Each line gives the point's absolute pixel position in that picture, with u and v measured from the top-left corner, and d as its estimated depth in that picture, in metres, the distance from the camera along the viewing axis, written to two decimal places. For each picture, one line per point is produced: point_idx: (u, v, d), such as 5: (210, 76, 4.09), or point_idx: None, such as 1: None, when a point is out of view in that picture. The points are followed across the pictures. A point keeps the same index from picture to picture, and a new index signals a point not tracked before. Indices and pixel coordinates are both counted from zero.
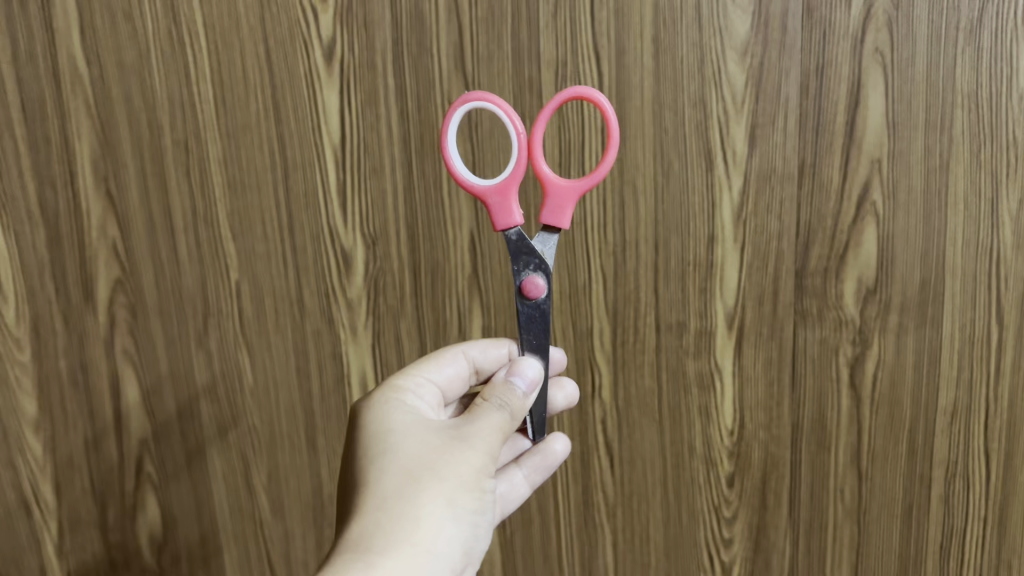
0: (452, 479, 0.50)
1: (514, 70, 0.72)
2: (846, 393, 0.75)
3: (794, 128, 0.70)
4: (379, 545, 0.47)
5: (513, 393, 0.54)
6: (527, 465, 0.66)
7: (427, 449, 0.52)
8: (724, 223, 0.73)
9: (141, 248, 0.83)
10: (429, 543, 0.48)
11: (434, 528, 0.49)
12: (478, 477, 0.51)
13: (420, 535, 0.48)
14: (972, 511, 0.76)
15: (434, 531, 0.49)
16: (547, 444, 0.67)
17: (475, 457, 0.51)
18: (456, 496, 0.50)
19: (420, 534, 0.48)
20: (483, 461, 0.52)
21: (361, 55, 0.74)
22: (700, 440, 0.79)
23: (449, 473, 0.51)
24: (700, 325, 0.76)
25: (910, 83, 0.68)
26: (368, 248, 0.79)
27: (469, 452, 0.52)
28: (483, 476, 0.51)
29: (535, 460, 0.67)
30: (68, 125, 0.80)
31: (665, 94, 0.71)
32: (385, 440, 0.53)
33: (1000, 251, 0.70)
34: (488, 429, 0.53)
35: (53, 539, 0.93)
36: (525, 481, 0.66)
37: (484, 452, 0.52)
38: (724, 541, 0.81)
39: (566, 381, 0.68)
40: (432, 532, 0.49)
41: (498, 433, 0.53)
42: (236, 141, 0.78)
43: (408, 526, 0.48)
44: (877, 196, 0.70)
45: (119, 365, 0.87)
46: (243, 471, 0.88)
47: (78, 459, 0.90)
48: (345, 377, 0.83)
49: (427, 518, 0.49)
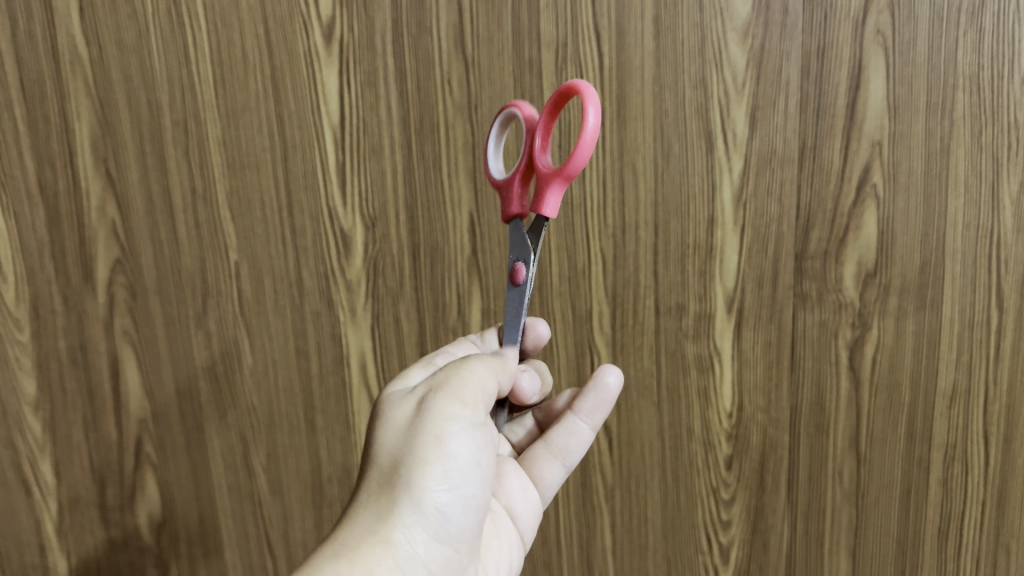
0: (408, 458, 0.51)
1: (514, 50, 0.72)
2: (844, 376, 0.75)
3: (795, 110, 0.70)
4: (341, 542, 0.49)
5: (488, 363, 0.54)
6: (584, 408, 0.65)
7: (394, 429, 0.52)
8: (724, 205, 0.73)
9: (140, 228, 0.83)
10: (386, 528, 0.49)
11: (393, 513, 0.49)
12: (434, 447, 0.51)
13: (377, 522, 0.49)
14: (971, 495, 0.76)
15: (394, 518, 0.49)
16: (597, 382, 0.65)
17: (430, 427, 0.51)
18: (412, 474, 0.50)
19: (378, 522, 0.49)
20: (439, 428, 0.51)
21: (361, 36, 0.74)
22: (699, 423, 0.79)
23: (405, 453, 0.51)
24: (699, 308, 0.76)
25: (911, 65, 0.67)
26: (367, 229, 0.79)
27: (424, 423, 0.51)
28: (440, 444, 0.51)
29: (591, 401, 0.65)
30: (67, 105, 0.80)
31: (666, 76, 0.71)
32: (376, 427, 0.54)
33: (1000, 235, 0.69)
34: (445, 392, 0.52)
35: (53, 519, 0.93)
36: (588, 426, 0.65)
37: (440, 418, 0.51)
38: (722, 523, 0.81)
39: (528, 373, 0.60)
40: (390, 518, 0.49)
41: (456, 392, 0.52)
42: (235, 121, 0.78)
43: (372, 520, 0.49)
44: (878, 178, 0.70)
45: (119, 346, 0.87)
46: (242, 452, 0.88)
47: (78, 439, 0.90)
48: (344, 359, 0.83)
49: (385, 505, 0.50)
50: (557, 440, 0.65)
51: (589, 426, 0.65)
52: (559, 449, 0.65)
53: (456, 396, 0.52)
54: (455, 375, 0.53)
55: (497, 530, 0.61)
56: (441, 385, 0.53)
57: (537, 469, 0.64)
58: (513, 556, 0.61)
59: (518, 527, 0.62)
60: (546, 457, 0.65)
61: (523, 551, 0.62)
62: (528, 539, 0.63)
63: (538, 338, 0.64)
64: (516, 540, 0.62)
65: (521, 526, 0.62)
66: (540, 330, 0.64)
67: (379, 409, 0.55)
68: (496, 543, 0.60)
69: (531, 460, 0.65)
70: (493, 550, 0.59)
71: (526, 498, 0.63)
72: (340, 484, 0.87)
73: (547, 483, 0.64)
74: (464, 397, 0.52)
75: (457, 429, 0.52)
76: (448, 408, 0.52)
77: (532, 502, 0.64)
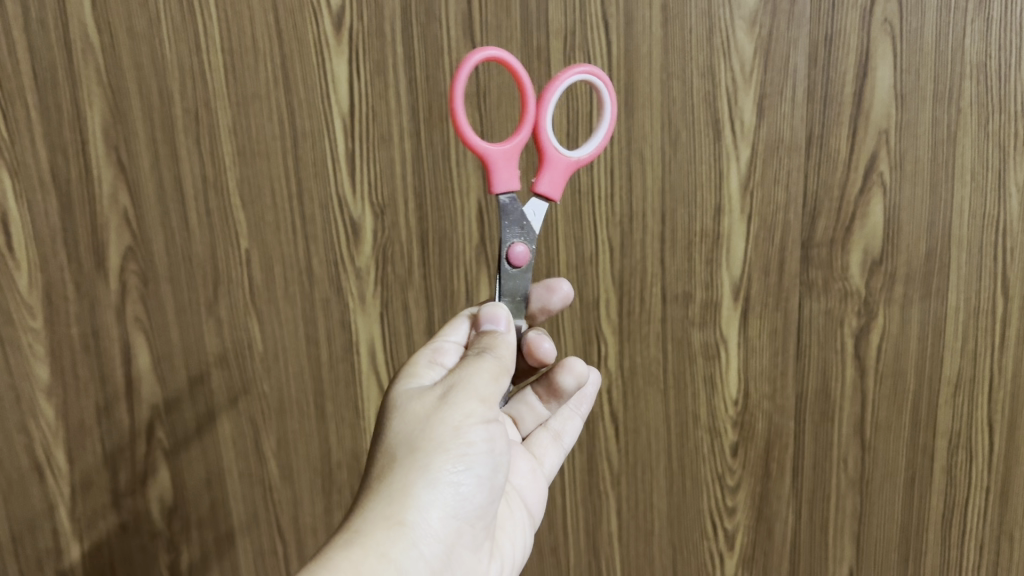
0: (425, 446, 0.51)
1: (523, 38, 0.72)
2: (850, 363, 0.75)
3: (802, 98, 0.70)
4: (358, 526, 0.50)
5: (501, 347, 0.55)
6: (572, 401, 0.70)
7: (408, 423, 0.53)
8: (732, 192, 0.73)
9: (151, 214, 0.83)
10: (405, 510, 0.50)
11: (410, 497, 0.50)
12: (452, 436, 0.52)
13: (395, 506, 0.50)
14: (974, 481, 0.76)
15: (410, 500, 0.50)
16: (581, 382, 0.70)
17: (448, 418, 0.52)
18: (429, 461, 0.51)
19: (395, 504, 0.50)
20: (457, 420, 0.52)
21: (371, 24, 0.74)
22: (705, 411, 0.79)
23: (421, 441, 0.52)
24: (705, 296, 0.76)
25: (920, 53, 0.67)
26: (376, 217, 0.80)
27: (442, 415, 0.52)
28: (459, 434, 0.52)
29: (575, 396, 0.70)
30: (79, 93, 0.81)
31: (674, 63, 0.71)
32: (388, 417, 0.55)
33: (1006, 222, 0.70)
34: (463, 387, 0.53)
35: (66, 503, 0.94)
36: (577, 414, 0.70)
37: (459, 411, 0.52)
38: (727, 509, 0.82)
39: (544, 337, 0.61)
40: (407, 501, 0.50)
41: (476, 387, 0.53)
42: (247, 110, 0.78)
43: (387, 502, 0.50)
44: (884, 166, 0.70)
45: (131, 332, 0.88)
46: (253, 437, 0.89)
47: (90, 424, 0.91)
48: (355, 344, 0.84)
49: (401, 490, 0.50)
50: (556, 425, 0.69)
51: (580, 417, 0.70)
52: (557, 432, 0.68)
53: (474, 390, 0.53)
54: (471, 370, 0.54)
55: (510, 510, 0.62)
56: (457, 380, 0.54)
57: (541, 450, 0.67)
58: (526, 536, 0.62)
59: (525, 502, 0.64)
60: (550, 441, 0.68)
61: (532, 529, 0.64)
62: (535, 513, 0.64)
63: (564, 297, 0.65)
64: (525, 515, 0.63)
65: (529, 504, 0.64)
66: (564, 289, 0.65)
67: (392, 400, 0.56)
68: (510, 522, 0.61)
69: (536, 442, 0.67)
70: (507, 530, 0.61)
71: (533, 476, 0.65)
72: (349, 468, 0.88)
73: (552, 464, 0.67)
74: (482, 393, 0.53)
75: (475, 421, 0.52)
76: (468, 402, 0.53)
77: (539, 481, 0.66)
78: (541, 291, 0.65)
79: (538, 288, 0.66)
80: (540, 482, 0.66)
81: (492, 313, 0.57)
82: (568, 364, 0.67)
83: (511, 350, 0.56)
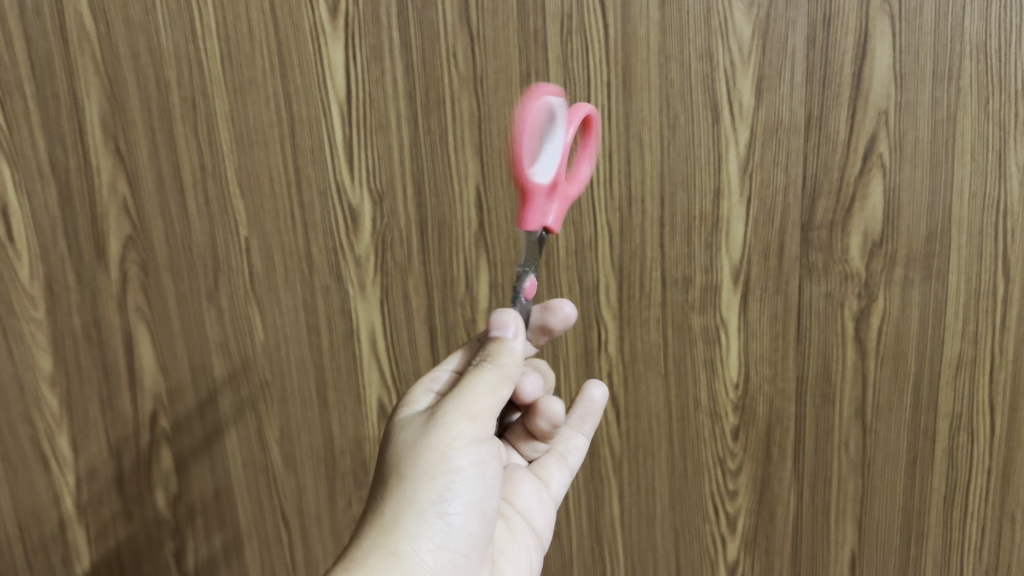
0: (414, 473, 0.52)
1: (519, 23, 0.72)
2: (851, 346, 0.75)
3: (800, 80, 0.69)
4: (354, 557, 0.51)
5: (507, 352, 0.53)
6: (574, 417, 0.72)
7: (401, 446, 0.54)
8: (731, 175, 0.73)
9: (150, 204, 0.83)
10: (397, 540, 0.51)
11: (400, 526, 0.52)
12: (438, 462, 0.52)
13: (386, 534, 0.51)
14: (977, 463, 0.76)
15: (400, 530, 0.51)
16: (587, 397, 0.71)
17: (436, 443, 0.52)
18: (416, 490, 0.52)
19: (387, 534, 0.51)
20: (445, 443, 0.52)
21: (366, 8, 0.74)
22: (706, 394, 0.80)
23: (411, 467, 0.52)
24: (705, 280, 0.76)
25: (919, 32, 0.66)
26: (375, 204, 0.79)
27: (431, 441, 0.53)
28: (445, 459, 0.52)
29: (580, 412, 0.71)
30: (76, 83, 0.80)
31: (671, 46, 0.70)
32: (387, 441, 0.56)
33: (1006, 205, 0.68)
34: (452, 407, 0.53)
35: (72, 492, 0.95)
36: (580, 433, 0.72)
37: (449, 435, 0.53)
38: (730, 492, 0.82)
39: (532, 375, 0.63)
40: (399, 530, 0.51)
41: (465, 406, 0.53)
42: (244, 98, 0.78)
43: (382, 530, 0.52)
44: (884, 148, 0.69)
45: (132, 322, 0.88)
46: (256, 426, 0.89)
47: (94, 413, 0.92)
48: (355, 332, 0.84)
49: (393, 519, 0.52)
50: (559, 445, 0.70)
51: (584, 435, 0.72)
52: (561, 453, 0.70)
53: (463, 409, 0.53)
54: (466, 387, 0.53)
55: (512, 535, 0.63)
56: (451, 397, 0.53)
57: (548, 472, 0.68)
58: (530, 556, 0.63)
59: (531, 525, 0.65)
60: (556, 462, 0.69)
61: (541, 551, 0.65)
62: (541, 532, 0.66)
63: (564, 318, 0.67)
64: (530, 536, 0.65)
65: (536, 526, 0.66)
66: (564, 310, 0.67)
67: (393, 425, 0.57)
68: (511, 547, 0.62)
69: (542, 464, 0.69)
70: (508, 554, 0.62)
71: (540, 498, 0.67)
72: (351, 456, 0.88)
73: (557, 487, 0.68)
74: (473, 412, 0.53)
75: (463, 444, 0.53)
76: (456, 424, 0.53)
77: (545, 502, 0.67)
78: (541, 311, 0.67)
79: (539, 310, 0.67)
80: (546, 502, 0.67)
81: (501, 318, 0.54)
82: (546, 405, 0.65)
83: (517, 359, 0.53)
